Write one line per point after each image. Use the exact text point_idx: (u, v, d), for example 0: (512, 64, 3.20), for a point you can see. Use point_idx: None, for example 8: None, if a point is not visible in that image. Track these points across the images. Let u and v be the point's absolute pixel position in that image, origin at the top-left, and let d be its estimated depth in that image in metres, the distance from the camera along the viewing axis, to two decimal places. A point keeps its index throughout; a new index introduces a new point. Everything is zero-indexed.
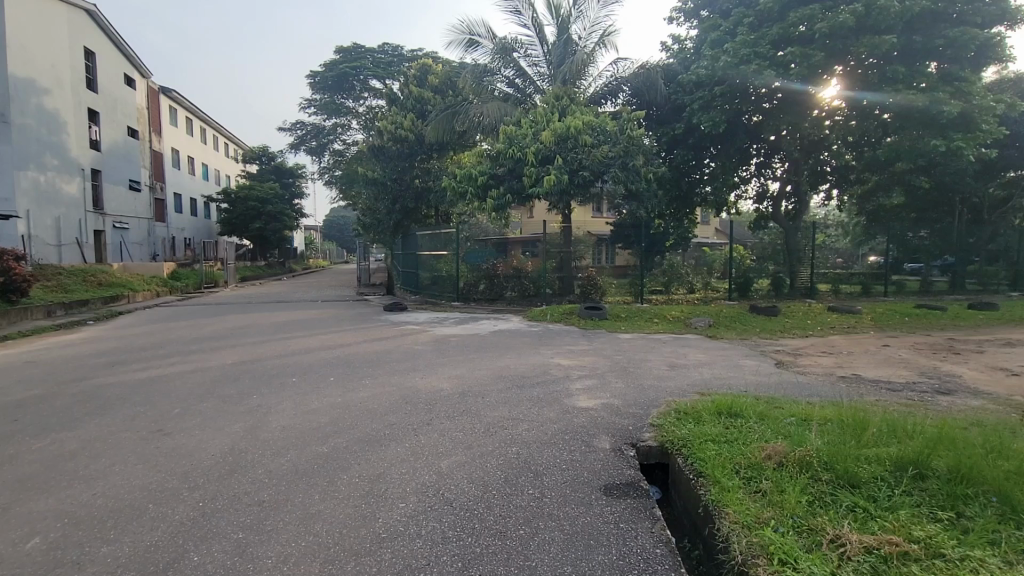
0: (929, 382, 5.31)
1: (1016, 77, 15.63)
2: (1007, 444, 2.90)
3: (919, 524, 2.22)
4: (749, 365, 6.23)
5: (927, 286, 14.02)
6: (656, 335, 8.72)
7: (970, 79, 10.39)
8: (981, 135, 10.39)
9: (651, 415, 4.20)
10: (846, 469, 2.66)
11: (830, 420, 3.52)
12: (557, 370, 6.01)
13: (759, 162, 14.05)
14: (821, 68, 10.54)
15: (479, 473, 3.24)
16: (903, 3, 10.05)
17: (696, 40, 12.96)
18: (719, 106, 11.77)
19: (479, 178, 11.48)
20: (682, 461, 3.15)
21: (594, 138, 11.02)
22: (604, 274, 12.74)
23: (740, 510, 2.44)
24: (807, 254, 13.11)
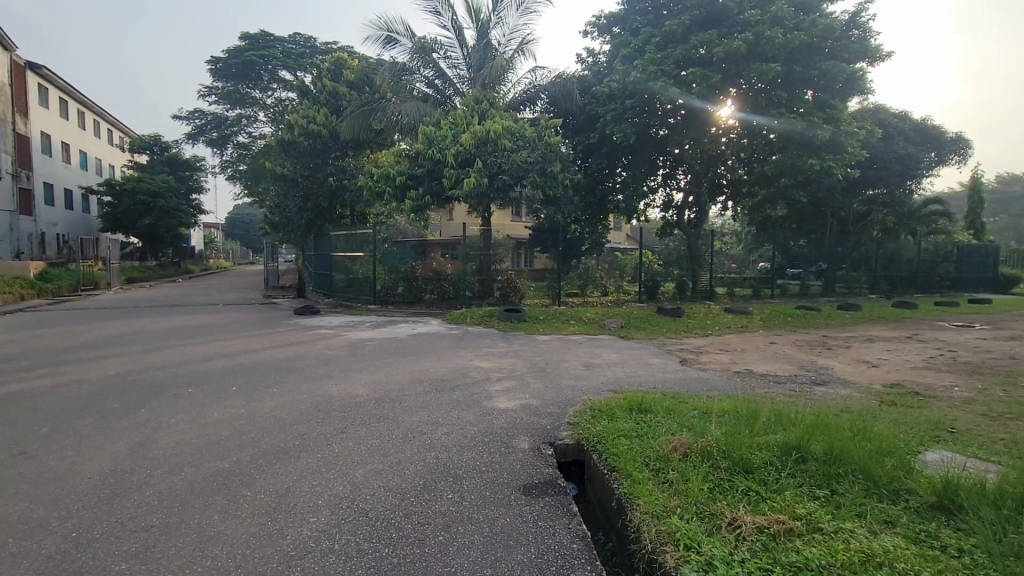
0: (808, 375, 5.96)
1: (872, 108, 18.08)
2: (868, 427, 3.33)
3: (801, 503, 2.48)
4: (656, 363, 6.63)
5: (806, 289, 15.71)
6: (572, 336, 9.03)
7: (839, 107, 11.84)
8: (847, 157, 11.97)
9: (569, 414, 4.33)
10: (741, 456, 2.91)
11: (727, 411, 3.84)
12: (476, 372, 6.02)
13: (665, 173, 14.96)
14: (718, 89, 11.48)
15: (397, 481, 3.16)
16: (786, 35, 11.20)
17: (608, 54, 13.58)
18: (630, 118, 12.43)
19: (398, 178, 11.26)
20: (597, 457, 3.29)
21: (513, 143, 11.15)
22: (523, 277, 12.92)
23: (650, 500, 2.59)
24: (706, 259, 14.24)
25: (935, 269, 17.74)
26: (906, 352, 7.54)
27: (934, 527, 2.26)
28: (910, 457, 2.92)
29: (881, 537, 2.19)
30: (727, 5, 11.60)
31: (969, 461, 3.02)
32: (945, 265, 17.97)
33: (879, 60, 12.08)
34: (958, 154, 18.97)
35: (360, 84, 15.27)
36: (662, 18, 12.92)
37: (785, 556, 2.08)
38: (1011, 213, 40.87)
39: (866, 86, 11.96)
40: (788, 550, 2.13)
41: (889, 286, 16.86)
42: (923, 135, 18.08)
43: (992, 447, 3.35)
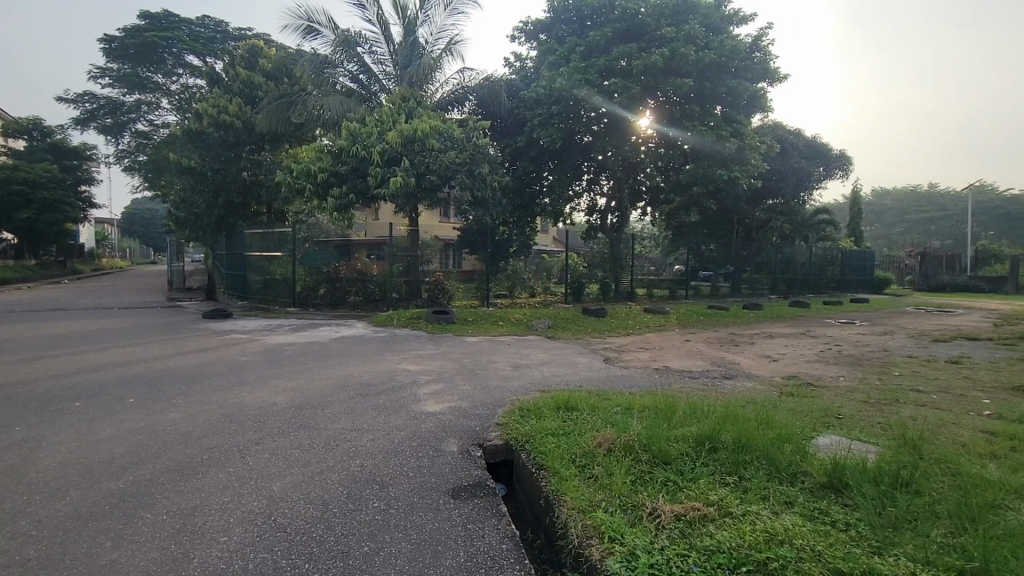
0: (719, 370, 6.39)
1: (772, 124, 19.77)
2: (770, 416, 3.64)
3: (714, 489, 2.65)
4: (582, 362, 6.82)
5: (716, 290, 16.89)
6: (500, 337, 9.09)
7: (744, 123, 12.84)
8: (750, 169, 13.03)
9: (498, 414, 4.35)
10: (659, 449, 3.06)
11: (648, 407, 4.03)
12: (404, 376, 5.89)
13: (590, 178, 15.45)
14: (638, 99, 12.02)
15: (319, 492, 3.01)
16: (699, 53, 11.95)
17: (535, 60, 13.80)
18: (556, 124, 12.70)
19: (320, 175, 10.79)
20: (525, 456, 3.33)
21: (441, 143, 11.00)
22: (452, 279, 12.82)
23: (577, 496, 2.66)
24: (627, 262, 14.92)
25: (825, 272, 19.71)
26: (800, 346, 8.32)
27: (827, 505, 2.50)
28: (804, 443, 3.22)
29: (782, 517, 2.39)
30: (646, 21, 12.20)
31: (853, 443, 3.39)
32: (832, 268, 20.01)
33: (778, 81, 13.24)
34: (842, 169, 21.22)
35: (277, 74, 14.46)
36: (587, 29, 13.35)
37: (700, 542, 2.20)
38: (884, 223, 46.40)
39: (767, 105, 13.07)
40: (703, 535, 2.26)
41: (786, 287, 18.52)
42: (814, 151, 20.05)
43: (871, 429, 3.80)
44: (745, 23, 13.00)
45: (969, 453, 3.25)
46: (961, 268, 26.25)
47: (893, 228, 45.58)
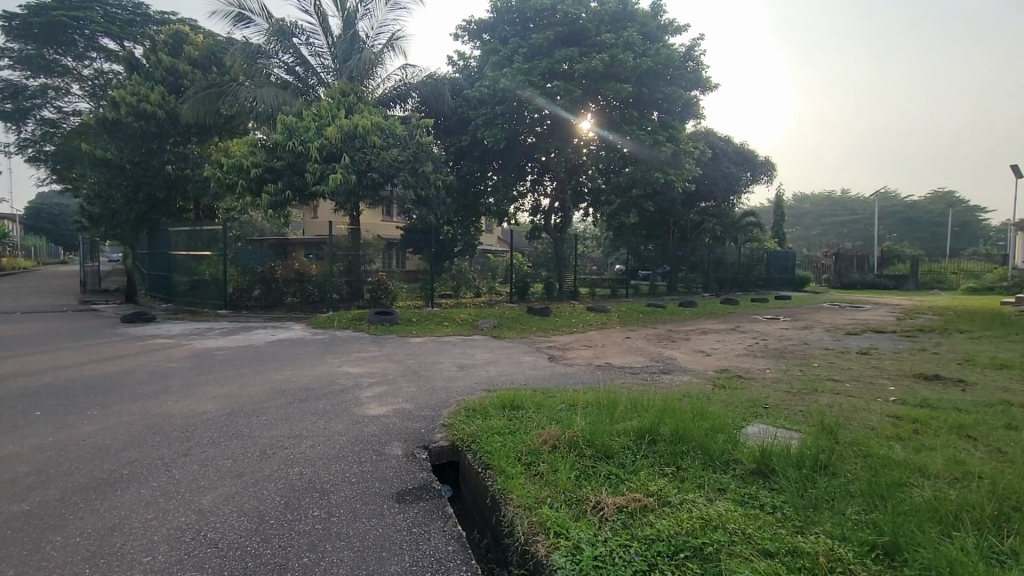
0: (658, 365, 6.66)
1: (705, 131, 20.80)
2: (705, 408, 3.83)
3: (653, 481, 2.76)
4: (527, 360, 6.89)
5: (654, 289, 17.55)
6: (445, 337, 9.01)
7: (678, 128, 13.41)
8: (685, 173, 13.64)
9: (443, 415, 4.31)
10: (602, 444, 3.14)
11: (591, 403, 4.13)
12: (345, 379, 5.72)
13: (534, 179, 15.65)
14: (579, 102, 12.29)
15: (255, 503, 2.87)
16: (637, 59, 12.36)
17: (478, 60, 13.76)
18: (500, 125, 12.73)
19: (253, 170, 10.27)
20: (471, 456, 3.33)
21: (383, 140, 10.76)
22: (395, 279, 12.55)
23: (522, 494, 2.68)
24: (571, 262, 15.20)
25: (752, 271, 20.95)
26: (730, 341, 8.80)
27: (755, 490, 2.66)
28: (736, 432, 3.41)
29: (716, 503, 2.52)
30: (587, 26, 12.54)
31: (779, 431, 3.63)
32: (759, 267, 21.31)
33: (709, 90, 13.93)
34: (767, 175, 22.63)
35: (205, 63, 13.62)
36: (529, 31, 13.50)
37: (641, 531, 2.29)
38: (804, 226, 49.90)
39: (699, 112, 13.72)
40: (643, 525, 2.35)
41: (718, 285, 19.54)
42: (742, 156, 21.27)
43: (793, 417, 4.09)
44: (680, 33, 13.58)
45: (878, 436, 3.56)
46: (870, 267, 28.68)
47: (811, 230, 49.17)
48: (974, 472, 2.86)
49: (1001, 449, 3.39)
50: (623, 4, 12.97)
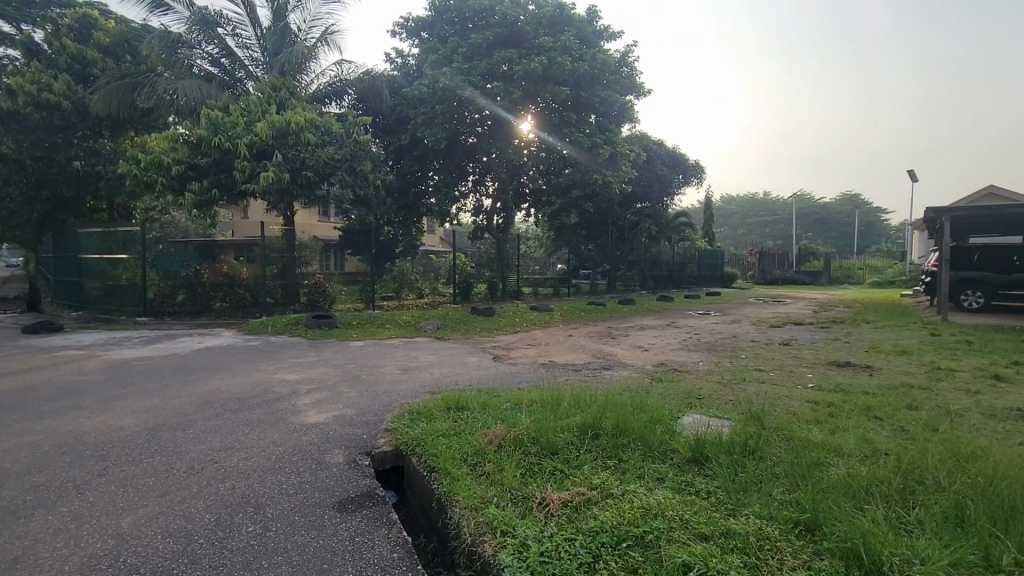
0: (599, 361, 6.85)
1: (639, 135, 21.58)
2: (644, 401, 3.97)
3: (596, 474, 2.83)
4: (471, 361, 6.87)
5: (594, 287, 18.05)
6: (387, 340, 8.82)
7: (615, 131, 13.81)
8: (622, 174, 14.10)
9: (387, 420, 4.22)
10: (546, 440, 3.19)
11: (535, 401, 4.17)
12: (281, 387, 5.46)
13: (475, 179, 15.58)
14: (519, 104, 12.39)
15: (182, 523, 2.68)
16: (574, 63, 12.61)
17: (417, 58, 13.55)
18: (440, 124, 12.50)
19: (174, 168, 9.61)
20: (416, 460, 3.28)
21: (317, 137, 10.36)
22: (333, 282, 12.22)
23: (468, 495, 2.67)
24: (513, 262, 15.34)
25: (685, 269, 21.98)
26: (666, 336, 9.19)
27: (692, 477, 2.79)
28: (673, 423, 3.57)
29: (656, 492, 2.62)
30: (525, 28, 12.67)
31: (712, 420, 3.83)
32: (691, 265, 22.39)
33: (643, 95, 14.45)
34: (698, 177, 23.77)
35: (118, 51, 12.58)
36: (468, 31, 13.46)
37: (585, 524, 2.34)
38: (730, 226, 52.93)
39: (634, 116, 14.20)
40: (587, 517, 2.41)
41: (655, 283, 20.36)
42: (674, 160, 22.24)
43: (724, 406, 4.33)
44: (614, 39, 14.00)
45: (799, 420, 3.84)
46: (789, 264, 30.87)
47: (737, 229, 52.26)
48: (882, 450, 3.15)
49: (903, 427, 3.74)
50: (560, 9, 13.23)
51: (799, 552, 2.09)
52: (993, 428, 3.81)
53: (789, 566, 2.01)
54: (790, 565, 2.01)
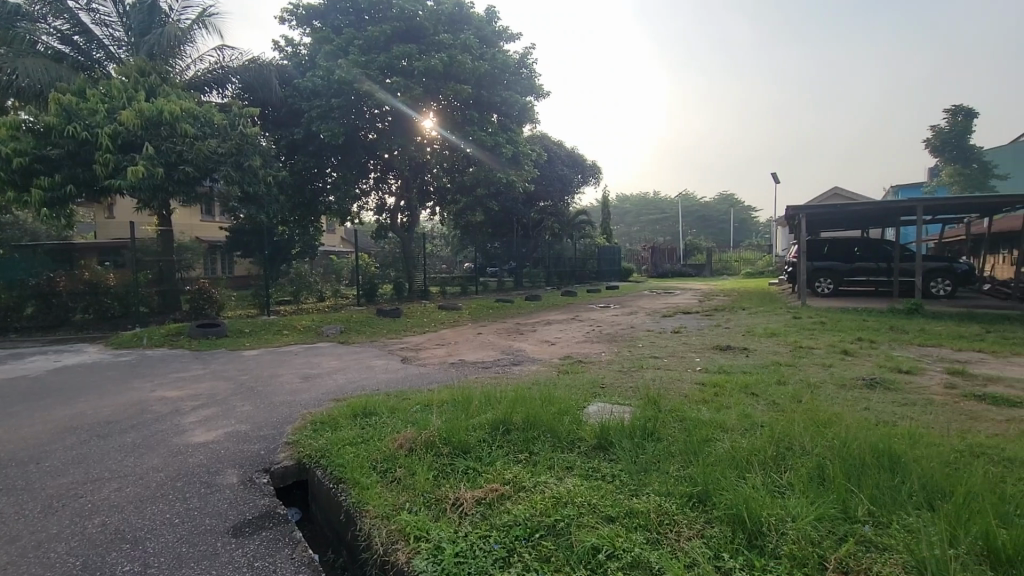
0: (508, 357, 6.97)
1: (540, 135, 22.19)
2: (552, 394, 4.10)
3: (508, 468, 2.88)
4: (378, 365, 6.66)
5: (501, 284, 18.36)
6: (285, 347, 8.26)
7: (517, 131, 14.10)
8: (525, 173, 14.47)
9: (287, 432, 3.95)
10: (458, 440, 3.17)
11: (445, 401, 4.13)
12: (162, 405, 4.90)
13: (377, 176, 15.06)
14: (420, 100, 12.14)
15: (38, 572, 2.32)
16: (474, 62, 12.62)
17: (308, 48, 12.76)
18: (337, 118, 11.88)
19: (15, 160, 8.25)
20: (321, 472, 3.12)
21: (196, 129, 9.32)
22: (220, 286, 11.27)
23: (379, 503, 2.59)
24: (420, 261, 15.21)
25: (587, 264, 23.02)
26: (571, 330, 9.56)
27: (599, 463, 2.93)
28: (579, 413, 3.72)
29: (565, 481, 2.72)
30: (424, 24, 12.47)
31: (615, 407, 4.05)
32: (592, 261, 23.49)
33: (542, 97, 14.87)
34: (596, 177, 24.95)
35: None
36: (364, 23, 12.98)
37: (498, 520, 2.36)
38: (625, 223, 56.19)
39: (534, 117, 14.56)
40: (501, 512, 2.44)
41: (559, 279, 21.11)
42: (573, 160, 23.18)
43: (625, 393, 4.59)
44: (513, 41, 14.24)
45: (689, 402, 4.18)
46: (677, 258, 33.45)
47: (632, 227, 55.69)
48: (758, 422, 3.52)
49: (775, 401, 4.23)
50: (459, 7, 13.20)
51: (694, 523, 2.28)
52: (844, 396, 4.43)
53: (684, 536, 2.18)
54: (686, 536, 2.19)
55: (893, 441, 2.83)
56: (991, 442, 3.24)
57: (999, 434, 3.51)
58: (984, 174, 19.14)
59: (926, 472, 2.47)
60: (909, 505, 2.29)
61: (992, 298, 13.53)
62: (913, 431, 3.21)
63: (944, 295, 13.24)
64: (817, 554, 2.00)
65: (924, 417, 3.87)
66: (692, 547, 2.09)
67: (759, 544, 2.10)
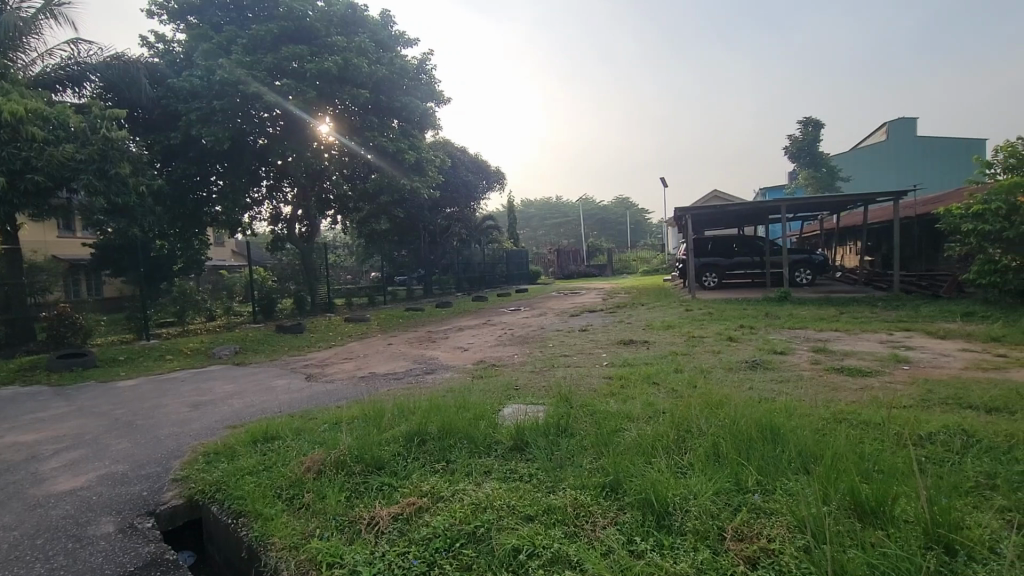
0: (420, 367, 6.82)
1: (442, 142, 22.11)
2: (467, 400, 4.08)
3: (425, 480, 2.81)
4: (279, 385, 6.20)
5: (411, 293, 18.28)
6: (168, 374, 7.41)
7: (418, 137, 13.95)
8: (429, 178, 14.33)
9: (175, 468, 3.56)
10: (371, 456, 3.05)
11: (356, 417, 3.96)
12: (14, 453, 4.19)
13: (270, 185, 14.16)
14: (315, 104, 11.56)
15: None
16: (370, 66, 12.30)
17: (183, 45, 11.65)
18: (220, 122, 10.93)
19: None
20: (217, 508, 2.85)
21: (46, 131, 8.10)
22: (86, 311, 9.81)
23: (286, 533, 2.41)
24: (322, 273, 14.51)
25: (496, 269, 23.26)
26: (483, 335, 9.56)
27: (515, 464, 2.97)
28: (495, 416, 3.75)
29: (483, 486, 2.71)
30: (315, 25, 11.91)
31: (529, 407, 4.14)
32: (501, 266, 23.79)
33: (442, 103, 14.86)
34: (500, 183, 25.32)
35: None
36: (248, 21, 12.14)
37: (418, 533, 2.30)
38: (531, 227, 57.60)
39: (436, 123, 14.52)
40: (419, 526, 2.37)
41: (469, 285, 21.12)
42: (478, 166, 23.36)
43: (538, 393, 4.70)
44: (410, 46, 14.06)
45: (599, 395, 4.37)
46: (581, 259, 34.80)
47: (537, 231, 57.15)
48: (660, 409, 3.77)
49: (673, 388, 4.54)
50: (352, 9, 12.77)
51: (607, 511, 2.38)
52: (731, 379, 4.88)
53: (599, 526, 2.27)
54: (601, 525, 2.27)
55: (773, 416, 3.16)
56: (850, 408, 3.74)
57: (854, 401, 4.05)
58: (832, 177, 22.11)
59: (802, 440, 2.79)
60: (789, 471, 2.56)
61: (844, 284, 15.61)
62: (788, 405, 3.60)
63: (807, 282, 15.05)
64: (716, 526, 2.18)
65: (796, 391, 4.37)
66: (607, 535, 2.18)
67: (666, 524, 2.24)
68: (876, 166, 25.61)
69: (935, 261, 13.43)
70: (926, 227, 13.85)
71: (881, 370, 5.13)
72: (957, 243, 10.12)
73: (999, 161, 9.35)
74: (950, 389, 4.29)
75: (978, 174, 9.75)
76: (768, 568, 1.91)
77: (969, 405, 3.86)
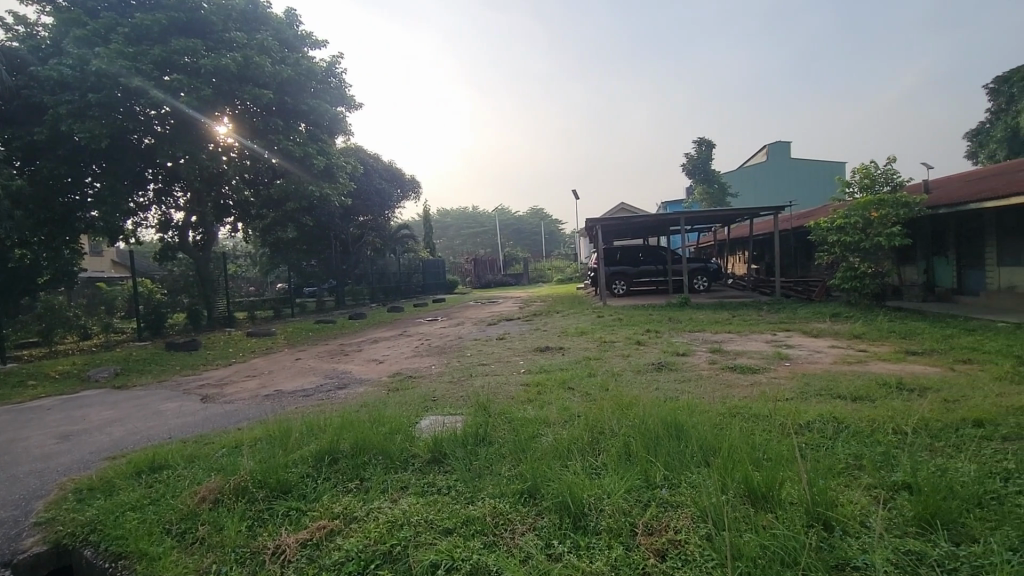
0: (331, 381, 6.51)
1: (354, 148, 21.40)
2: (381, 414, 3.93)
3: (337, 501, 2.67)
4: (169, 408, 5.62)
5: (320, 305, 17.42)
6: (29, 403, 6.42)
7: (328, 142, 13.42)
8: (341, 185, 13.83)
9: (36, 511, 3.08)
10: (276, 480, 2.85)
11: (260, 439, 3.68)
12: None
13: (158, 188, 12.82)
14: (211, 103, 10.74)
15: None
16: (274, 66, 11.67)
17: (50, 30, 10.31)
18: (96, 118, 9.76)
19: None
20: (92, 551, 2.51)
21: None
22: None
23: (176, 573, 2.19)
24: (220, 284, 13.56)
25: (412, 279, 22.86)
26: (399, 346, 9.32)
27: (433, 478, 2.90)
28: (411, 429, 3.64)
29: (400, 502, 2.63)
30: (210, 19, 11.06)
31: (446, 417, 4.08)
32: (416, 275, 23.43)
33: (353, 108, 14.42)
34: (415, 192, 24.95)
35: None
36: (131, 9, 11.01)
37: (329, 559, 2.18)
38: (448, 237, 57.34)
39: (347, 128, 14.07)
40: (331, 550, 2.25)
41: (384, 295, 20.60)
42: (391, 174, 22.86)
43: (456, 403, 4.66)
44: (318, 47, 13.52)
45: (516, 402, 4.42)
46: (498, 268, 35.12)
47: (454, 240, 56.96)
48: (575, 413, 3.87)
49: (588, 392, 4.70)
50: (253, 5, 12.02)
51: (526, 518, 2.40)
52: (640, 380, 5.15)
53: (518, 533, 2.29)
54: (520, 532, 2.29)
55: (677, 413, 3.37)
56: (742, 403, 4.09)
57: (746, 396, 4.42)
58: (723, 193, 24.21)
59: (702, 435, 3.00)
60: (692, 464, 2.75)
61: (735, 289, 17.10)
62: (690, 402, 3.86)
63: (704, 288, 16.30)
64: (628, 522, 2.27)
65: (696, 390, 4.71)
66: (526, 541, 2.20)
67: (583, 525, 2.30)
68: (760, 183, 28.43)
69: (808, 268, 15.12)
70: (800, 238, 15.58)
71: (768, 367, 5.65)
72: (825, 252, 11.46)
73: (856, 182, 10.70)
74: (823, 382, 4.83)
75: (840, 193, 11.10)
76: (675, 559, 2.03)
77: (839, 395, 4.37)
